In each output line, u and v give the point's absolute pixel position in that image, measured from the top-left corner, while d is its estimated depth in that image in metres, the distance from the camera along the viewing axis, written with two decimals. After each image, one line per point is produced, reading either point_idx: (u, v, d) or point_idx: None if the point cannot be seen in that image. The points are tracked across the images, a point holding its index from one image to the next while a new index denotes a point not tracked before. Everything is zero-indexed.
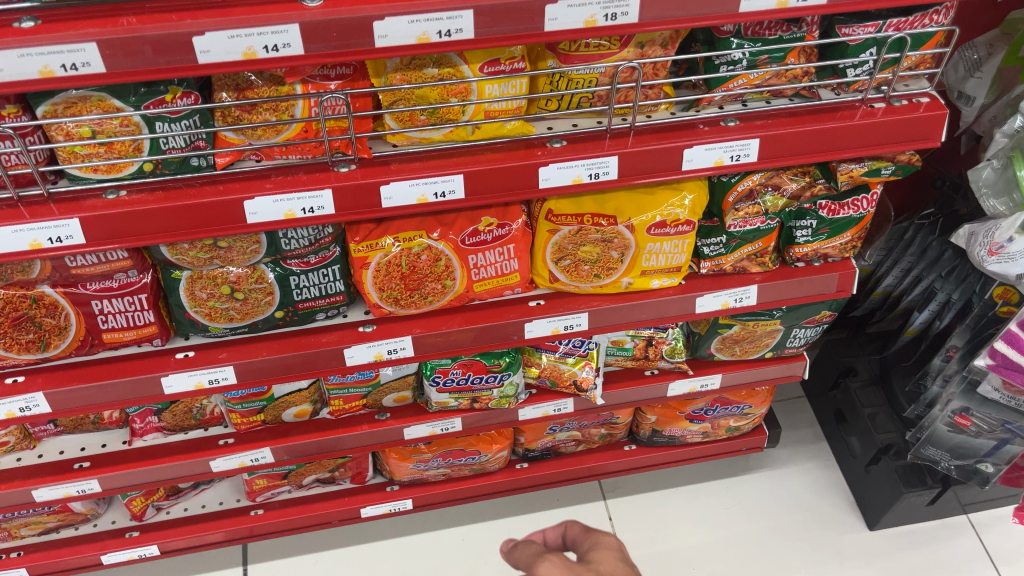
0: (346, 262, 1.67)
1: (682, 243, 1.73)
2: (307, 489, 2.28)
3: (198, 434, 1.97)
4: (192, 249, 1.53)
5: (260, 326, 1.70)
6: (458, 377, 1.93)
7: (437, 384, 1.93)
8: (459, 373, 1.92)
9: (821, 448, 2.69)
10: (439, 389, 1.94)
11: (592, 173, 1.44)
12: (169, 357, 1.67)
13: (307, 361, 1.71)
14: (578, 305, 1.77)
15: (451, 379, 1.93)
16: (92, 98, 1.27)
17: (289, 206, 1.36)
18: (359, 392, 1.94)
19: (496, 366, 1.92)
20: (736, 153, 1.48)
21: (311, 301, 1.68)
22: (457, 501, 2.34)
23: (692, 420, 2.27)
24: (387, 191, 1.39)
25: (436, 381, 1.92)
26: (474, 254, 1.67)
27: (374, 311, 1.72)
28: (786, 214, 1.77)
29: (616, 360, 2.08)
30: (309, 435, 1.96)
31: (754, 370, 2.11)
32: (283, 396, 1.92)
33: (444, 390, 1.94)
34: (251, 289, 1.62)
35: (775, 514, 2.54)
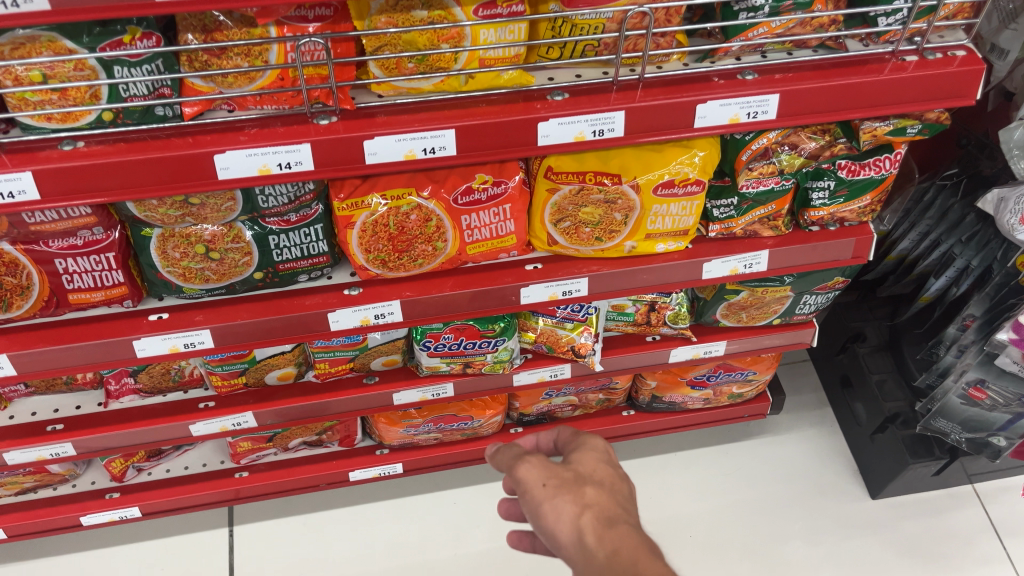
0: (329, 221, 1.56)
1: (690, 205, 1.61)
2: (294, 452, 2.21)
3: (177, 397, 1.88)
4: (162, 206, 1.40)
5: (238, 288, 1.59)
6: (450, 342, 1.83)
7: (427, 348, 1.84)
8: (451, 338, 1.82)
9: (824, 414, 2.62)
10: (430, 353, 1.85)
11: (596, 130, 1.32)
12: (141, 319, 1.57)
13: (289, 325, 1.61)
14: (578, 269, 1.66)
15: (443, 344, 1.83)
16: (42, 38, 1.14)
17: (265, 161, 1.25)
18: (346, 355, 1.85)
19: (490, 331, 1.82)
20: (753, 109, 1.36)
21: (293, 262, 1.57)
22: (449, 465, 2.28)
23: (693, 387, 2.18)
24: (371, 147, 1.27)
25: (426, 346, 1.83)
26: (467, 214, 1.56)
27: (360, 273, 1.61)
28: (803, 174, 1.64)
29: (616, 325, 1.99)
30: (294, 400, 1.87)
31: (760, 337, 2.01)
32: (265, 359, 1.82)
33: (435, 354, 1.85)
34: (227, 249, 1.50)
35: (776, 481, 2.48)
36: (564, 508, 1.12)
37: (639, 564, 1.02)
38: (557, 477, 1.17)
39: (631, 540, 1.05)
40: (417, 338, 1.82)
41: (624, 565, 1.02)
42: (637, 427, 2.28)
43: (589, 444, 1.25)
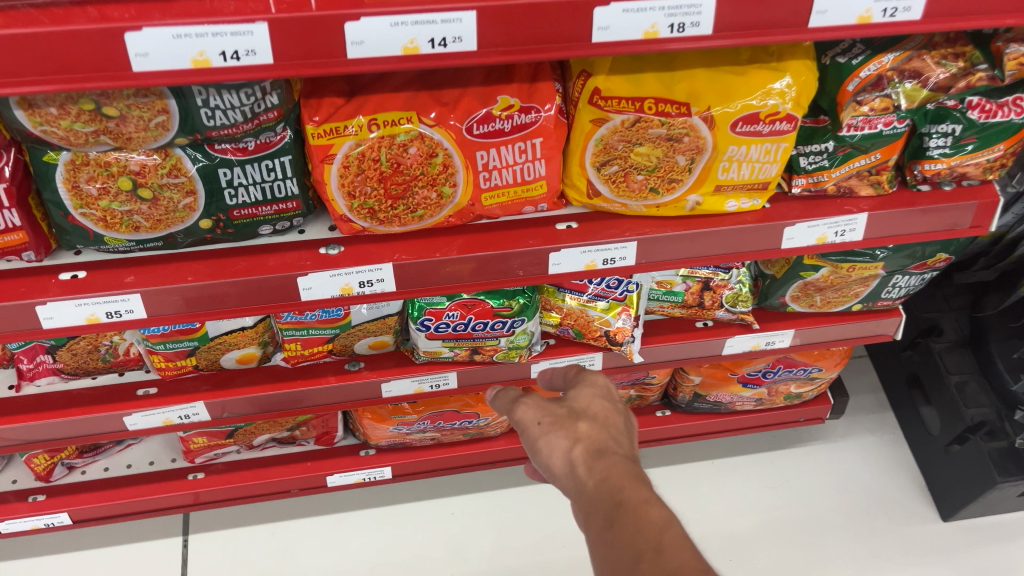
0: (300, 153, 1.17)
1: (776, 148, 1.24)
2: (260, 450, 1.84)
3: (109, 380, 1.50)
4: (63, 116, 1.01)
5: (179, 241, 1.21)
6: (456, 322, 1.46)
7: (426, 328, 1.46)
8: (457, 317, 1.45)
9: (884, 419, 2.26)
10: (429, 336, 1.47)
11: (674, 23, 0.94)
12: (49, 279, 1.19)
13: (247, 293, 1.23)
14: (623, 231, 1.28)
15: (446, 324, 1.46)
16: None
17: (201, 46, 0.86)
18: (323, 335, 1.47)
19: (507, 311, 1.45)
20: (891, 4, 0.97)
21: (252, 208, 1.18)
22: (447, 470, 1.91)
23: (746, 385, 1.81)
24: (356, 33, 0.89)
25: (425, 325, 1.45)
26: (484, 150, 1.17)
27: (342, 227, 1.24)
28: (922, 114, 1.26)
29: (660, 308, 1.61)
30: (257, 389, 1.49)
31: (834, 326, 1.64)
32: (220, 336, 1.44)
33: (436, 336, 1.48)
34: (162, 185, 1.12)
35: (830, 497, 2.11)
36: (555, 441, 1.00)
37: (627, 493, 0.91)
38: (549, 411, 1.04)
39: (618, 470, 0.94)
40: (413, 315, 1.45)
41: (611, 495, 0.91)
42: (672, 430, 1.91)
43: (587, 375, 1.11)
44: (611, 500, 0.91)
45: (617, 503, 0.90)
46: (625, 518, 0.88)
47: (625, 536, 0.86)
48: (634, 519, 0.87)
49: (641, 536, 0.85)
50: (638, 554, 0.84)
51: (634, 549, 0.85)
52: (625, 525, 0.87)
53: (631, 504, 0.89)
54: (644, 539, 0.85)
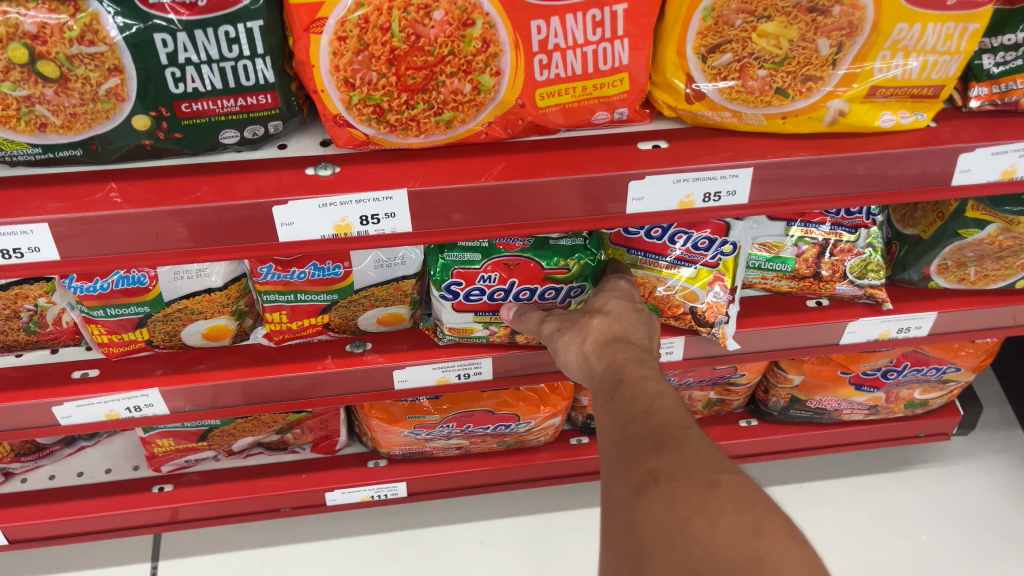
0: (277, 21, 0.80)
1: (962, 30, 0.85)
2: (244, 458, 1.48)
3: (38, 359, 1.15)
4: None
5: (105, 152, 0.85)
6: (496, 289, 1.10)
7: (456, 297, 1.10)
8: (497, 283, 1.10)
9: (1014, 438, 1.82)
10: (457, 307, 1.12)
11: None
12: None
13: (201, 228, 0.87)
14: (733, 153, 0.91)
15: (481, 290, 1.10)
16: None
17: None
18: (318, 304, 1.11)
19: (562, 276, 1.09)
20: None
21: (208, 101, 0.83)
22: (476, 489, 1.53)
23: (859, 388, 1.42)
24: None
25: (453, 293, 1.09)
26: (541, 20, 0.81)
27: (338, 137, 0.88)
28: None
29: (761, 280, 1.23)
30: (229, 373, 1.13)
31: (993, 311, 1.24)
32: (178, 302, 1.08)
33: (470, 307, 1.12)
34: (70, 58, 0.76)
35: (953, 531, 1.67)
36: (569, 339, 0.96)
37: (629, 372, 0.83)
38: (570, 316, 1.00)
39: (626, 355, 0.87)
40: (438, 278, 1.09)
41: (615, 377, 0.84)
42: (760, 443, 1.52)
43: (616, 286, 1.05)
44: (614, 380, 0.84)
45: (619, 381, 0.83)
46: (622, 391, 0.80)
47: (620, 405, 0.78)
48: (630, 393, 0.79)
49: (632, 404, 0.77)
50: (626, 418, 0.75)
51: (625, 414, 0.76)
52: (620, 396, 0.79)
53: (632, 380, 0.82)
54: (636, 405, 0.76)
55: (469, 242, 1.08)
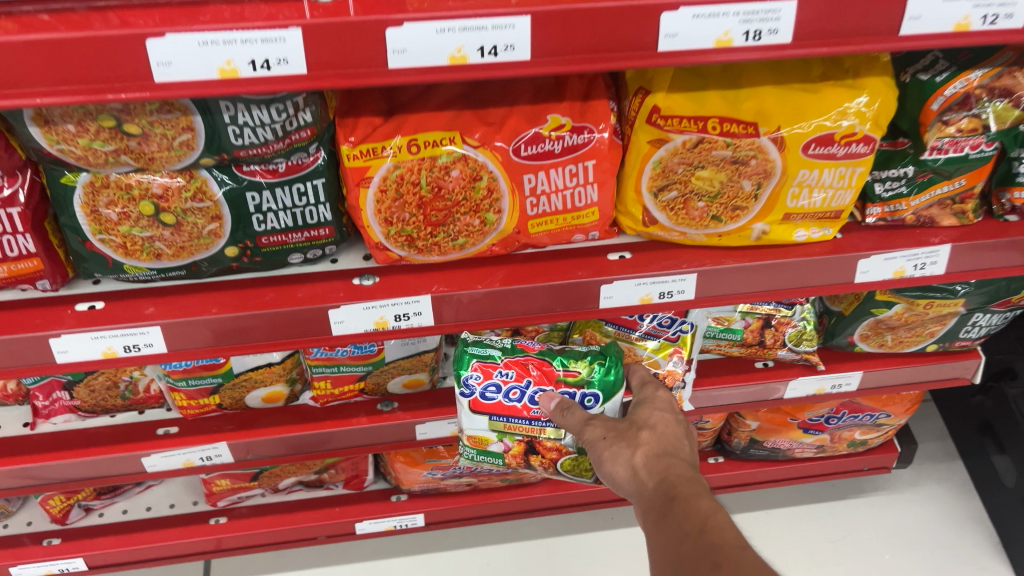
0: (335, 176, 1.08)
1: (851, 172, 1.13)
2: (286, 494, 1.74)
3: (128, 419, 1.42)
4: (83, 136, 0.94)
5: (203, 271, 1.13)
6: (512, 388, 1.27)
7: (473, 393, 1.27)
8: (513, 384, 1.27)
9: (954, 468, 2.08)
10: (475, 409, 1.28)
11: (750, 31, 0.85)
12: (64, 310, 1.11)
13: (273, 326, 1.14)
14: (681, 262, 1.18)
15: (497, 390, 1.27)
16: None
17: (228, 55, 0.78)
18: (355, 373, 1.38)
19: (575, 377, 1.26)
20: (992, 12, 0.87)
21: (282, 235, 1.10)
22: (483, 518, 1.79)
23: (806, 431, 1.68)
24: (398, 42, 0.80)
25: (473, 386, 1.26)
26: (532, 174, 1.08)
27: (379, 257, 1.15)
28: (1013, 137, 1.15)
29: (716, 346, 1.50)
30: (283, 429, 1.40)
31: (908, 369, 1.51)
32: (245, 373, 1.35)
33: (486, 410, 1.28)
34: (185, 210, 1.04)
35: (898, 551, 1.93)
36: (618, 451, 1.11)
37: (679, 490, 1.01)
38: (614, 427, 1.15)
39: (674, 473, 1.04)
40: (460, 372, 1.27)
41: (669, 494, 1.02)
42: (725, 478, 1.78)
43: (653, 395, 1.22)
44: (668, 497, 1.01)
45: (671, 498, 1.00)
46: (677, 510, 0.98)
47: (675, 523, 0.96)
48: (684, 511, 0.97)
49: (688, 523, 0.95)
50: (686, 536, 0.94)
51: (681, 531, 0.95)
52: (676, 515, 0.97)
53: (685, 499, 0.99)
54: (691, 524, 0.95)
55: (493, 345, 1.29)
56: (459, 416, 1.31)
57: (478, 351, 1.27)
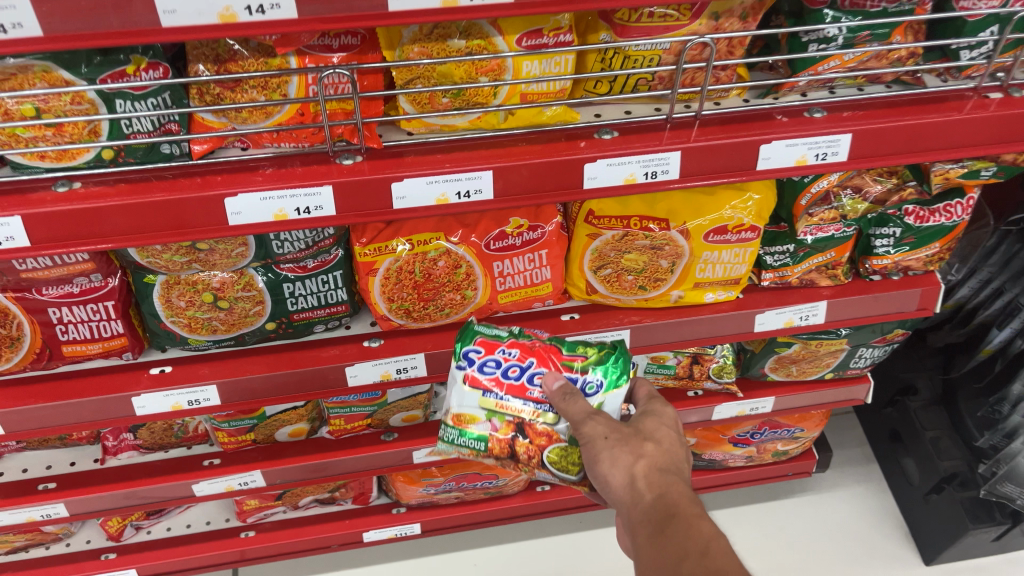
0: (349, 267, 1.42)
1: (744, 252, 1.48)
2: (304, 510, 2.05)
3: (179, 453, 1.74)
4: (166, 252, 1.27)
5: (248, 340, 1.46)
6: (512, 366, 1.23)
7: (471, 366, 1.23)
8: (513, 361, 1.23)
9: (871, 470, 2.44)
10: (470, 383, 1.23)
11: (648, 172, 1.18)
12: (141, 373, 1.43)
13: (303, 381, 1.47)
14: (618, 321, 1.52)
15: (497, 366, 1.23)
16: (35, 67, 1.00)
17: (281, 205, 1.12)
18: (363, 411, 1.71)
19: (582, 363, 1.21)
20: (822, 150, 1.22)
21: (309, 311, 1.44)
22: (470, 525, 2.12)
23: (736, 444, 2.03)
24: (399, 191, 1.13)
25: (472, 358, 1.23)
26: (499, 260, 1.42)
27: (381, 323, 1.47)
28: (866, 220, 1.51)
29: (656, 379, 1.84)
30: (306, 458, 1.72)
31: (811, 393, 1.86)
32: (276, 415, 1.68)
33: (481, 386, 1.23)
34: (237, 297, 1.37)
35: (822, 542, 2.28)
36: (619, 458, 1.07)
37: (674, 494, 1.03)
38: (617, 428, 1.10)
39: (669, 474, 1.06)
40: (459, 343, 1.24)
41: (667, 509, 1.01)
42: None
43: (660, 410, 1.16)
44: (667, 512, 1.00)
45: (670, 514, 1.00)
46: (678, 528, 0.97)
47: (673, 539, 0.96)
48: (684, 530, 0.97)
49: (689, 544, 0.95)
50: (685, 557, 0.93)
51: (679, 550, 0.95)
52: (673, 531, 0.97)
53: (684, 518, 0.98)
54: (691, 545, 0.94)
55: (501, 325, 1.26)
56: (450, 391, 1.26)
57: (481, 327, 1.25)
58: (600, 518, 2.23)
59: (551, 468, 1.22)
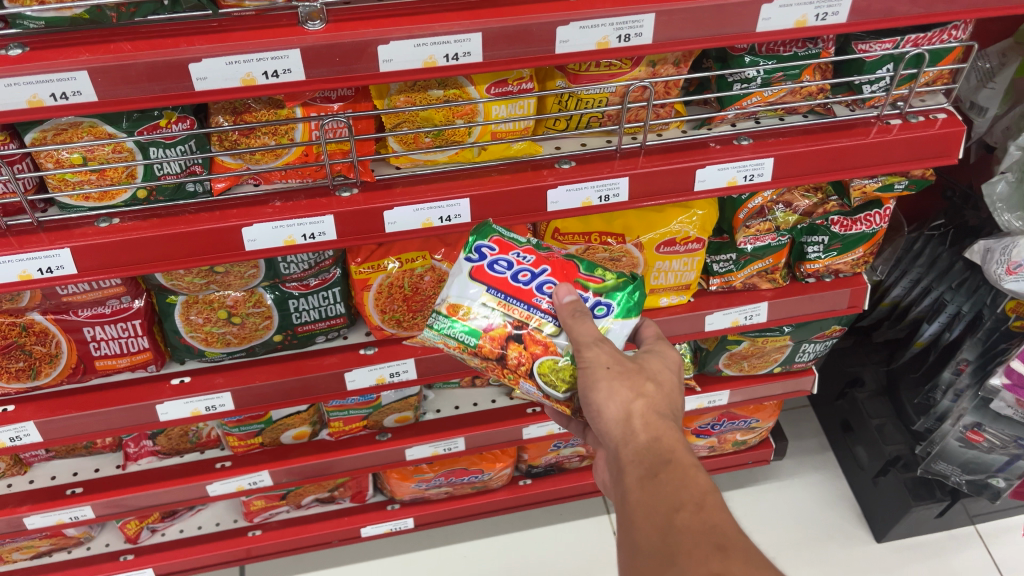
0: (346, 283, 1.61)
1: (691, 261, 1.69)
2: (306, 509, 2.23)
3: (194, 457, 1.92)
4: (188, 275, 1.48)
5: (258, 351, 1.64)
6: (523, 270, 1.31)
7: (482, 260, 1.32)
8: (525, 266, 1.31)
9: (827, 458, 2.63)
10: (477, 278, 1.31)
11: (602, 195, 1.39)
12: (164, 384, 1.61)
13: (307, 387, 1.66)
14: None
15: (507, 266, 1.31)
16: (84, 124, 1.20)
17: (289, 233, 1.31)
18: (360, 413, 1.90)
19: (596, 284, 1.30)
20: (749, 172, 1.43)
21: (312, 324, 1.63)
22: (459, 519, 2.30)
23: (698, 435, 2.24)
24: (390, 217, 1.33)
25: (486, 252, 1.31)
26: None
27: (375, 332, 1.66)
28: (798, 230, 1.73)
29: None
30: (309, 458, 1.91)
31: (762, 385, 2.07)
32: (281, 419, 1.87)
33: (486, 279, 1.31)
34: (249, 313, 1.56)
35: (781, 526, 2.49)
36: (619, 390, 1.14)
37: (668, 439, 1.10)
38: (619, 360, 1.17)
39: (666, 420, 1.12)
40: (475, 237, 1.32)
41: (660, 453, 1.08)
42: None
43: (661, 351, 1.23)
44: (660, 457, 1.07)
45: (664, 460, 1.07)
46: (672, 474, 1.04)
47: (668, 486, 1.03)
48: (679, 479, 1.03)
49: (682, 493, 1.02)
50: (677, 506, 1.00)
51: (672, 497, 1.01)
52: (667, 477, 1.04)
53: (678, 466, 1.05)
54: (685, 496, 1.01)
55: (519, 235, 1.36)
56: (453, 280, 1.33)
57: (501, 230, 1.34)
58: (578, 509, 2.42)
59: (538, 380, 1.29)
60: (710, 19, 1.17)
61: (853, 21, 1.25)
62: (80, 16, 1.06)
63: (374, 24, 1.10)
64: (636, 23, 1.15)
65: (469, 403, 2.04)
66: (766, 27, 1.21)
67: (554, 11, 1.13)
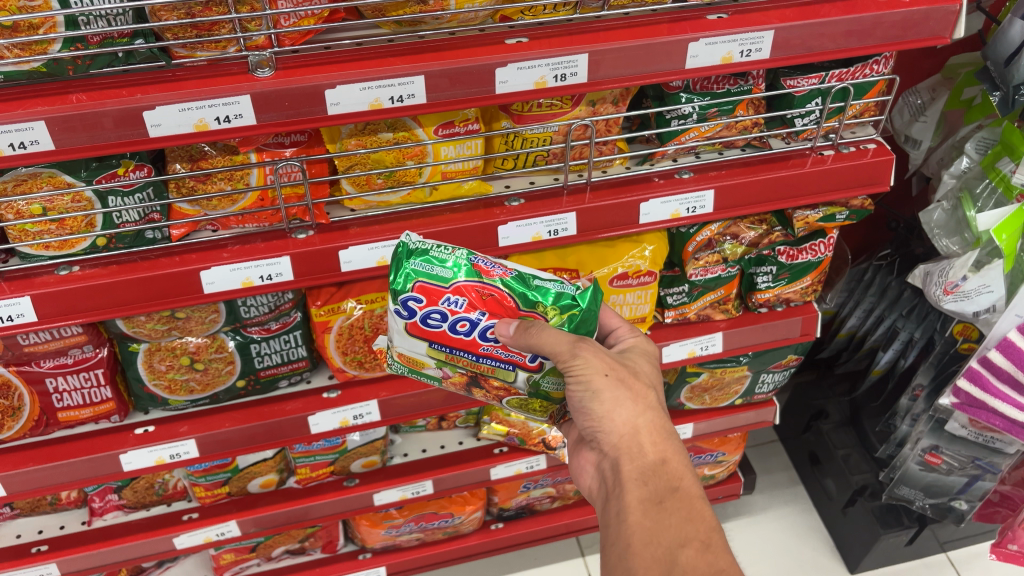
0: (307, 327, 1.64)
1: (645, 293, 1.73)
2: (276, 561, 2.20)
3: (161, 510, 1.91)
4: (149, 321, 1.49)
5: (222, 397, 1.66)
6: (460, 319, 1.17)
7: (415, 316, 1.18)
8: (457, 316, 1.17)
9: (797, 492, 2.59)
10: (414, 329, 1.19)
11: (551, 230, 1.44)
12: (127, 433, 1.62)
13: (270, 430, 1.66)
14: None
15: (443, 318, 1.17)
16: (43, 174, 1.25)
17: (247, 274, 1.35)
18: (326, 459, 1.91)
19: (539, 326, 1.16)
20: (691, 205, 1.49)
21: (274, 367, 1.65)
22: (432, 566, 2.29)
23: None
24: (346, 256, 1.38)
25: (413, 308, 1.17)
26: None
27: (338, 375, 1.69)
28: (746, 261, 1.79)
29: None
30: (276, 506, 1.91)
31: (724, 418, 2.10)
32: (248, 467, 1.88)
33: (423, 334, 1.19)
34: (211, 359, 1.58)
35: (756, 562, 2.41)
36: (623, 401, 1.11)
37: (675, 464, 1.09)
38: (615, 364, 1.12)
39: (673, 442, 1.11)
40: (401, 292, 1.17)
41: (668, 478, 1.08)
42: None
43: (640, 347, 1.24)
44: (668, 483, 1.07)
45: (672, 488, 1.07)
46: (679, 504, 1.06)
47: (673, 517, 1.05)
48: (684, 512, 1.05)
49: (689, 528, 1.04)
50: (683, 541, 1.03)
51: (679, 531, 1.04)
52: (672, 508, 1.05)
53: (684, 496, 1.07)
54: (691, 532, 1.04)
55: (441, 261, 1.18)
56: (395, 333, 1.23)
57: (424, 270, 1.17)
58: (552, 551, 2.42)
59: (512, 409, 1.28)
60: (643, 57, 1.25)
61: (777, 57, 1.33)
62: (38, 70, 1.12)
63: (322, 69, 1.16)
64: (570, 63, 1.22)
65: (436, 445, 2.05)
66: (694, 63, 1.29)
67: (492, 54, 1.19)
